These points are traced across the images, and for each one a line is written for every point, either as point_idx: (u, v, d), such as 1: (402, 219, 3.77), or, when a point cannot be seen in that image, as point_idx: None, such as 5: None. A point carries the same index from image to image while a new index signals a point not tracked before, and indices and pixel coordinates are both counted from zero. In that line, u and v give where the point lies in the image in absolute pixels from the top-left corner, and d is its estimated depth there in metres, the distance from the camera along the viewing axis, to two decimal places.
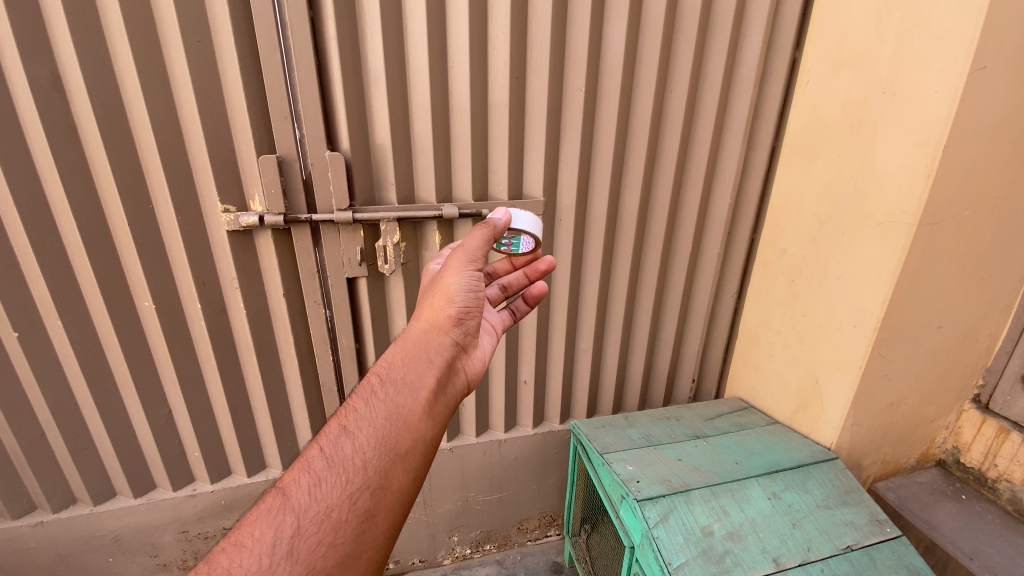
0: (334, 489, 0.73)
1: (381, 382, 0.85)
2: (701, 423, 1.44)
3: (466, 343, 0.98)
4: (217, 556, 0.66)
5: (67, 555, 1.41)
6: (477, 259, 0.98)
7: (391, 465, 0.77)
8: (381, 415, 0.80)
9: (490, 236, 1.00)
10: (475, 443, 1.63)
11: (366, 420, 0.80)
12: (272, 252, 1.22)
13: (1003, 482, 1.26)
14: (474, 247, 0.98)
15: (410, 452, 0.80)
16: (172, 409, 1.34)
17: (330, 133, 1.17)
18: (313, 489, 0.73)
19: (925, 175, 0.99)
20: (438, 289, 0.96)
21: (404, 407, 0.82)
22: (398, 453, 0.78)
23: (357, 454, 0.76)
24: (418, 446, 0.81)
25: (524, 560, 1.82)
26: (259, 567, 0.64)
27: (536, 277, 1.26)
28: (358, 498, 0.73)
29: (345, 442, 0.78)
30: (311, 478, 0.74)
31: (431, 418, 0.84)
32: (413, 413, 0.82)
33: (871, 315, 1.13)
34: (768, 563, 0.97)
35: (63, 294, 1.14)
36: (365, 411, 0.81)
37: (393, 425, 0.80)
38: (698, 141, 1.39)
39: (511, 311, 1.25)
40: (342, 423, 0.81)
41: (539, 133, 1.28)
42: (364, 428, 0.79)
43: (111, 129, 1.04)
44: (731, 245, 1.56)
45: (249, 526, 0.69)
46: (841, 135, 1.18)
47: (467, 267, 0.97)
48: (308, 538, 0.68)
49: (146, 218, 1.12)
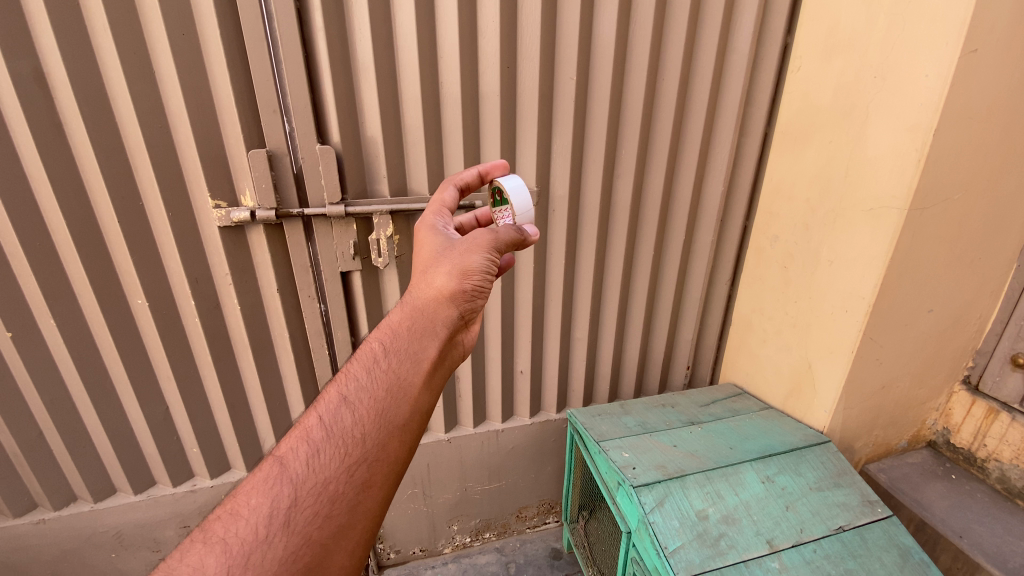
0: (331, 460, 0.72)
1: (382, 351, 0.83)
2: (696, 410, 1.45)
3: (470, 317, 0.95)
4: (214, 525, 0.67)
5: (69, 552, 1.41)
6: (499, 248, 0.93)
7: (389, 437, 0.76)
8: (382, 387, 0.79)
9: (518, 239, 0.96)
10: (472, 433, 1.64)
11: (366, 391, 0.78)
12: (265, 248, 1.21)
13: (992, 461, 1.28)
14: (500, 242, 0.94)
15: (407, 424, 0.79)
16: (170, 406, 1.34)
17: (320, 126, 1.16)
18: (310, 460, 0.72)
19: (915, 160, 0.99)
20: (451, 263, 0.91)
21: (405, 381, 0.81)
22: (397, 425, 0.77)
23: (355, 427, 0.75)
24: (416, 418, 0.80)
25: (523, 547, 1.85)
26: (256, 537, 0.65)
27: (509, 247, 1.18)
28: (355, 471, 0.72)
29: (343, 413, 0.77)
30: (308, 449, 0.74)
31: (429, 391, 0.84)
32: (414, 386, 0.81)
33: (862, 300, 1.14)
34: (761, 545, 0.99)
35: (55, 292, 1.13)
36: (364, 381, 0.80)
37: (393, 397, 0.79)
38: (691, 127, 1.39)
39: None
40: (341, 392, 0.80)
41: (531, 123, 1.27)
42: (364, 399, 0.78)
43: (97, 125, 1.03)
44: (725, 232, 1.56)
45: (246, 495, 0.70)
46: (832, 121, 1.18)
47: (487, 245, 0.94)
48: (304, 509, 0.68)
49: (136, 215, 1.11)
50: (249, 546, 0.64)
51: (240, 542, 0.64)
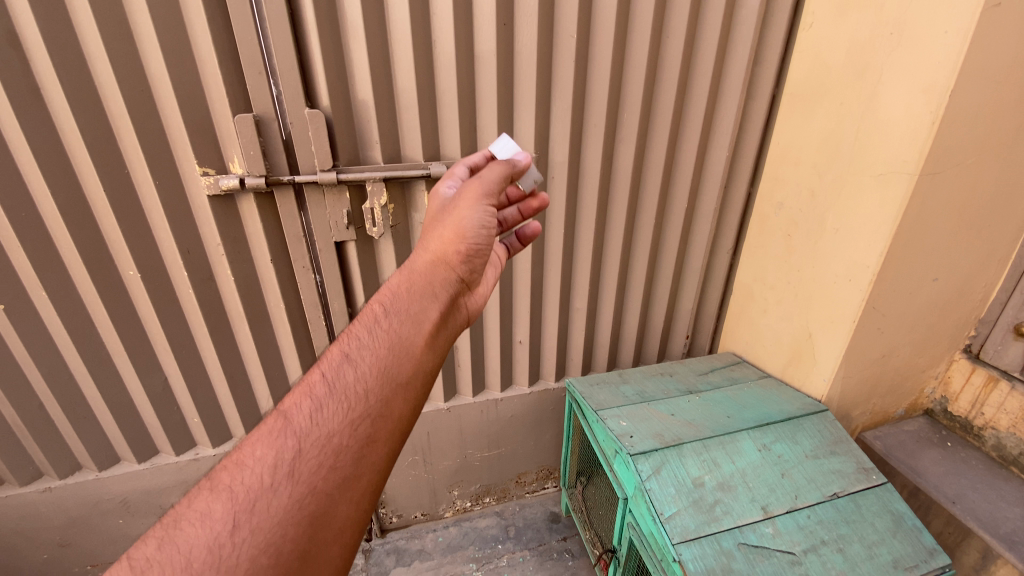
0: (335, 414, 0.70)
1: (384, 310, 0.82)
2: (694, 379, 1.45)
3: (472, 279, 0.94)
4: (218, 476, 0.65)
5: (76, 519, 1.44)
6: (490, 196, 0.97)
7: (393, 393, 0.74)
8: (385, 344, 0.77)
9: (508, 172, 1.02)
10: (472, 402, 1.66)
11: (369, 347, 0.77)
12: (256, 217, 1.18)
13: (988, 429, 1.28)
14: (490, 182, 0.99)
15: (411, 381, 0.77)
16: (169, 377, 1.34)
17: (308, 89, 1.11)
18: (315, 413, 0.70)
19: (929, 123, 0.95)
20: (449, 222, 0.92)
21: (409, 337, 0.79)
22: (400, 382, 0.76)
23: (358, 382, 0.73)
24: (419, 377, 0.78)
25: (523, 511, 1.90)
26: (260, 486, 0.62)
27: (530, 215, 1.19)
28: (359, 424, 0.70)
29: (347, 369, 0.75)
30: (312, 403, 0.71)
31: (433, 350, 0.82)
32: (416, 343, 0.79)
33: (867, 269, 1.12)
34: (756, 511, 1.00)
35: (45, 263, 1.11)
36: (367, 338, 0.78)
37: (397, 353, 0.77)
38: (696, 89, 1.33)
39: (505, 246, 1.15)
40: (344, 349, 0.78)
41: (529, 85, 1.21)
42: (367, 355, 0.76)
43: (76, 90, 0.98)
44: (728, 199, 1.52)
45: (250, 447, 0.67)
46: (844, 83, 1.13)
47: (481, 203, 0.95)
48: (308, 460, 0.66)
49: (123, 184, 1.08)
50: (253, 494, 0.61)
51: (244, 491, 0.62)
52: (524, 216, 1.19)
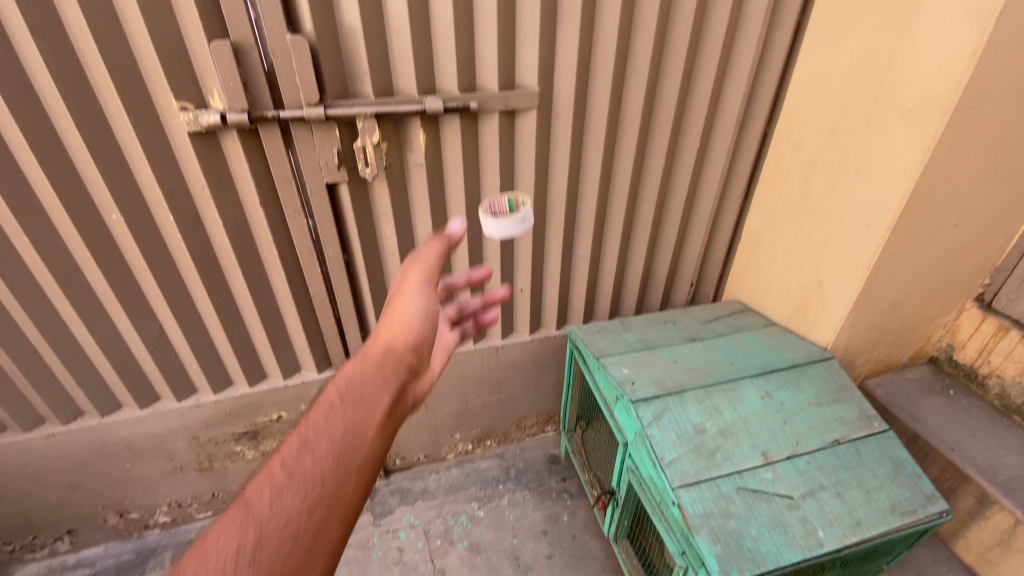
0: (293, 499, 0.61)
1: (339, 399, 0.74)
2: (698, 327, 1.43)
3: (422, 367, 0.85)
4: None
5: (83, 462, 1.46)
6: (432, 275, 0.92)
7: (350, 478, 0.65)
8: (340, 428, 0.69)
9: (444, 250, 0.95)
10: (472, 350, 1.64)
11: (326, 430, 0.68)
12: (241, 157, 1.11)
13: (993, 378, 1.28)
14: (431, 259, 0.93)
15: (365, 463, 0.68)
16: (164, 324, 1.32)
17: (289, 13, 1.01)
18: (274, 502, 0.61)
19: (971, 52, 0.88)
20: (394, 313, 0.88)
21: (363, 424, 0.71)
22: (356, 465, 0.67)
23: (319, 468, 0.65)
24: (373, 459, 0.69)
25: (523, 454, 1.95)
26: None
27: (493, 304, 1.12)
28: (316, 511, 0.61)
29: (304, 455, 0.66)
30: (271, 492, 0.62)
31: (386, 432, 0.73)
32: (371, 427, 0.71)
33: (887, 214, 1.07)
34: (756, 457, 1.01)
35: (22, 206, 1.05)
36: (323, 422, 0.70)
37: (352, 439, 0.68)
38: (716, 15, 1.22)
39: (461, 331, 1.07)
40: (299, 436, 0.68)
41: (533, 9, 1.10)
42: (323, 440, 0.67)
43: (32, 11, 0.88)
44: (743, 140, 1.44)
45: (194, 552, 0.56)
46: (878, 7, 1.03)
47: (424, 289, 0.91)
48: (263, 560, 0.56)
49: (97, 120, 1.00)
50: None
51: None
52: (484, 304, 1.12)
